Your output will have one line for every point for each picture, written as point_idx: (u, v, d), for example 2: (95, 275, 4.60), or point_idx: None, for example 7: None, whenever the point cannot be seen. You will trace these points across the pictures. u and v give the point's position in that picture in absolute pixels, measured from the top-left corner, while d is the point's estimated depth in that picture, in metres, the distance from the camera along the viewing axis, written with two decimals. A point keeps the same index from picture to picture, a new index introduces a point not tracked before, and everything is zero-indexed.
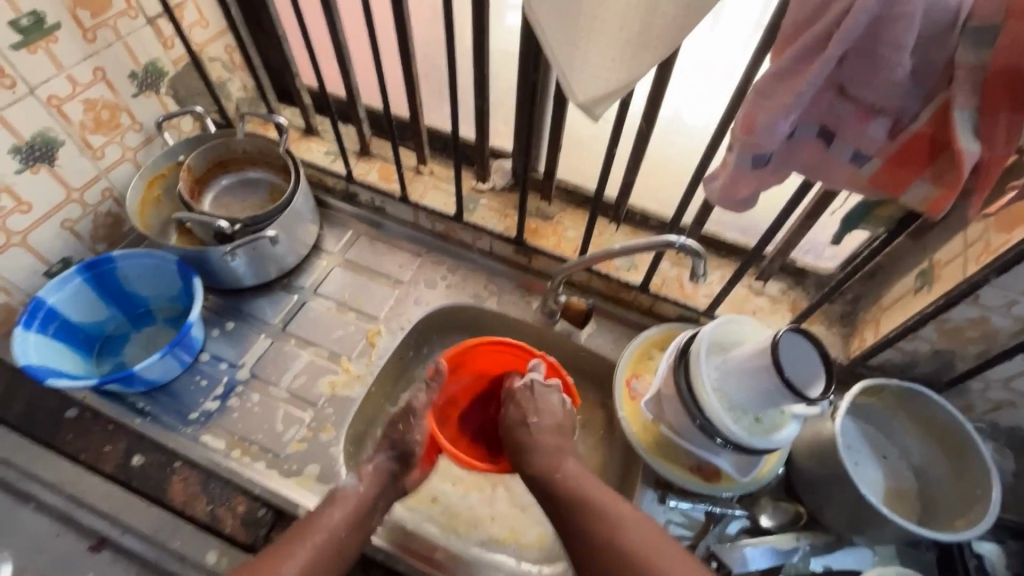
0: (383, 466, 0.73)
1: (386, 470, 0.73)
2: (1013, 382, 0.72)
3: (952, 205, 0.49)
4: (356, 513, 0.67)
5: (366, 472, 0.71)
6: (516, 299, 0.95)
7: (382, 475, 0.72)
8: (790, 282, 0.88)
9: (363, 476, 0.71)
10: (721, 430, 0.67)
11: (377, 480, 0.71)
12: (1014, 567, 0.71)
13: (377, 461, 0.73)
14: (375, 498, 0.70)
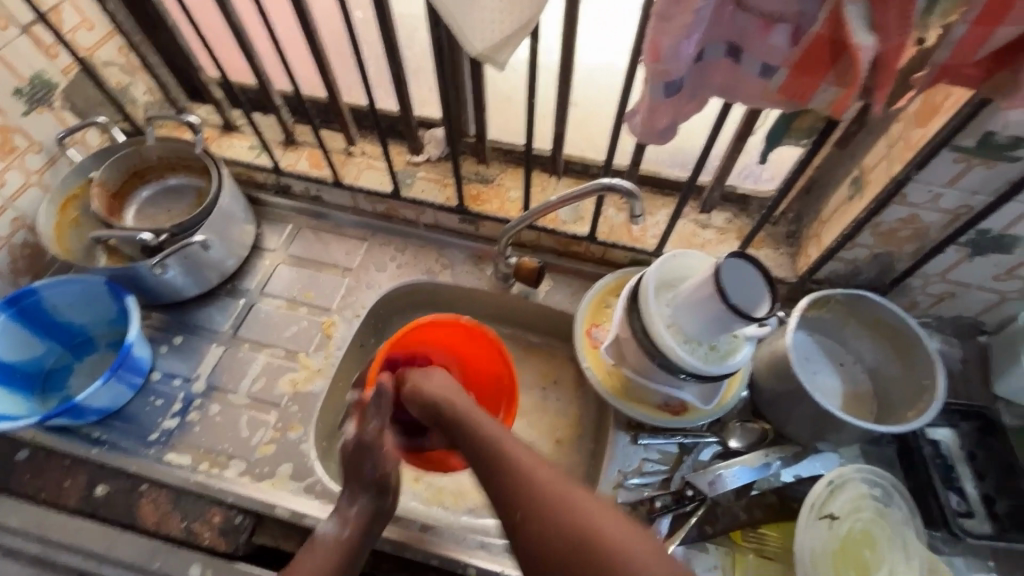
0: (367, 506, 0.68)
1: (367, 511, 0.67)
2: (949, 273, 0.74)
3: (855, 104, 0.49)
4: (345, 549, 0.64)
5: (350, 514, 0.67)
6: (470, 268, 0.94)
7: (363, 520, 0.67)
8: (734, 210, 0.89)
9: (347, 520, 0.66)
10: (679, 363, 0.68)
11: (362, 522, 0.66)
12: (968, 446, 0.76)
13: (359, 502, 0.67)
14: (360, 540, 0.66)
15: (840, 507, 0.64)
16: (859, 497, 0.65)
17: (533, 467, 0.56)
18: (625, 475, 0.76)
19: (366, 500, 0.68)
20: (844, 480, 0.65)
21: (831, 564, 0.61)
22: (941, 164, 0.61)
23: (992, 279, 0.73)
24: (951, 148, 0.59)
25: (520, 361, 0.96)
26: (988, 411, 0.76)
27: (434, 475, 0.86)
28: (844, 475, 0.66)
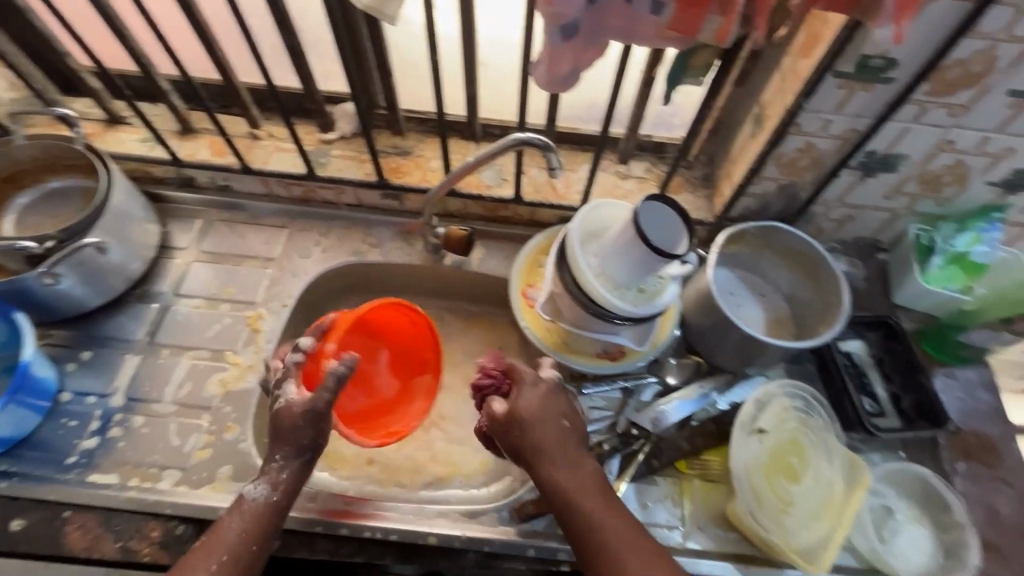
0: (299, 470, 0.65)
1: (295, 479, 0.64)
2: (847, 196, 0.80)
3: (736, 32, 0.51)
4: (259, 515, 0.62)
5: (281, 479, 0.64)
6: (399, 244, 0.92)
7: (291, 486, 0.64)
8: (652, 159, 0.91)
9: (278, 485, 0.63)
10: (610, 310, 0.71)
11: (292, 484, 0.64)
12: (877, 353, 0.83)
13: (290, 465, 0.64)
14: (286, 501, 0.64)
15: (766, 421, 0.69)
16: (782, 411, 0.70)
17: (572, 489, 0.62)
18: None
19: (297, 464, 0.64)
20: (769, 398, 0.71)
21: (763, 475, 0.66)
22: (827, 91, 0.65)
23: (883, 198, 0.80)
24: (834, 74, 0.62)
25: (463, 331, 0.96)
26: (890, 318, 0.83)
27: (387, 456, 0.85)
28: (767, 392, 0.71)
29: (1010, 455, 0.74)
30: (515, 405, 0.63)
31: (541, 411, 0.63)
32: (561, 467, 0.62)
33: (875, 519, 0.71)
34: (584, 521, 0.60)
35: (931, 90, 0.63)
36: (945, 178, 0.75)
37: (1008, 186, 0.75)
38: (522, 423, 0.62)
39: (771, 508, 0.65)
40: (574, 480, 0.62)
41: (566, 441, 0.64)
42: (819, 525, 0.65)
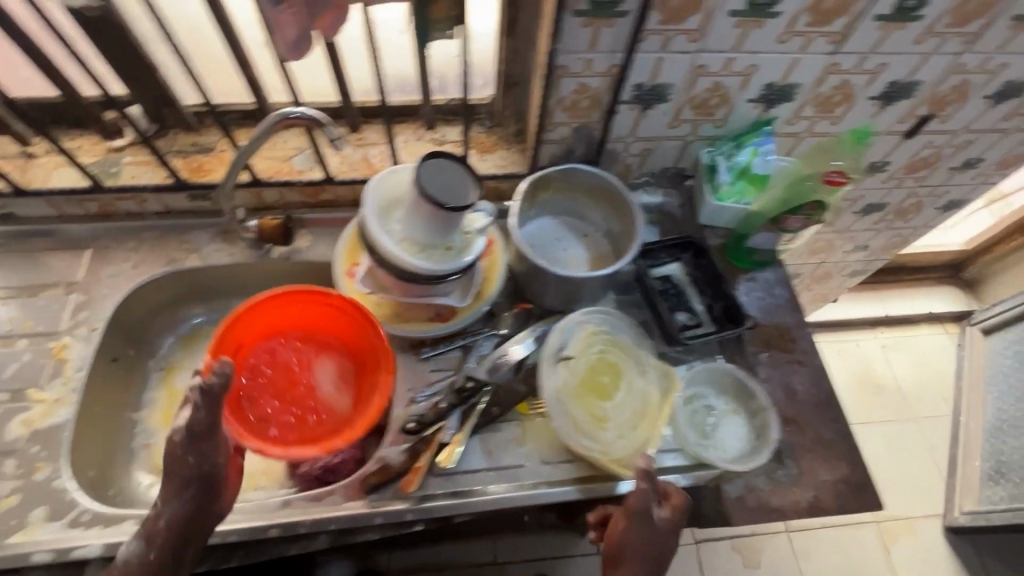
0: (178, 512, 0.58)
1: (180, 519, 0.58)
2: (637, 130, 0.86)
3: None
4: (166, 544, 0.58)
5: (159, 525, 0.58)
6: (220, 246, 0.88)
7: (179, 527, 0.58)
8: (467, 122, 0.93)
9: (156, 532, 0.58)
10: (417, 271, 0.72)
11: (175, 524, 0.58)
12: (691, 271, 0.90)
13: (171, 507, 0.58)
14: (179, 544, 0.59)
15: (574, 349, 0.74)
16: (587, 336, 0.75)
17: None
18: (413, 391, 0.79)
19: (176, 504, 0.58)
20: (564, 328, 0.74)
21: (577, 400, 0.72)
22: (575, 30, 0.68)
23: (667, 127, 0.86)
24: (573, 13, 0.66)
25: None
26: (694, 238, 0.90)
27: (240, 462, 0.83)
28: (572, 322, 0.75)
29: (804, 338, 0.84)
30: (630, 529, 0.65)
31: (654, 533, 0.65)
32: (645, 549, 0.65)
33: (695, 418, 0.78)
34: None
35: (662, 18, 0.68)
36: (711, 101, 0.82)
37: (765, 101, 0.83)
38: (623, 544, 0.65)
39: (589, 428, 0.71)
40: (655, 543, 0.66)
41: (650, 564, 0.67)
42: (635, 430, 0.72)
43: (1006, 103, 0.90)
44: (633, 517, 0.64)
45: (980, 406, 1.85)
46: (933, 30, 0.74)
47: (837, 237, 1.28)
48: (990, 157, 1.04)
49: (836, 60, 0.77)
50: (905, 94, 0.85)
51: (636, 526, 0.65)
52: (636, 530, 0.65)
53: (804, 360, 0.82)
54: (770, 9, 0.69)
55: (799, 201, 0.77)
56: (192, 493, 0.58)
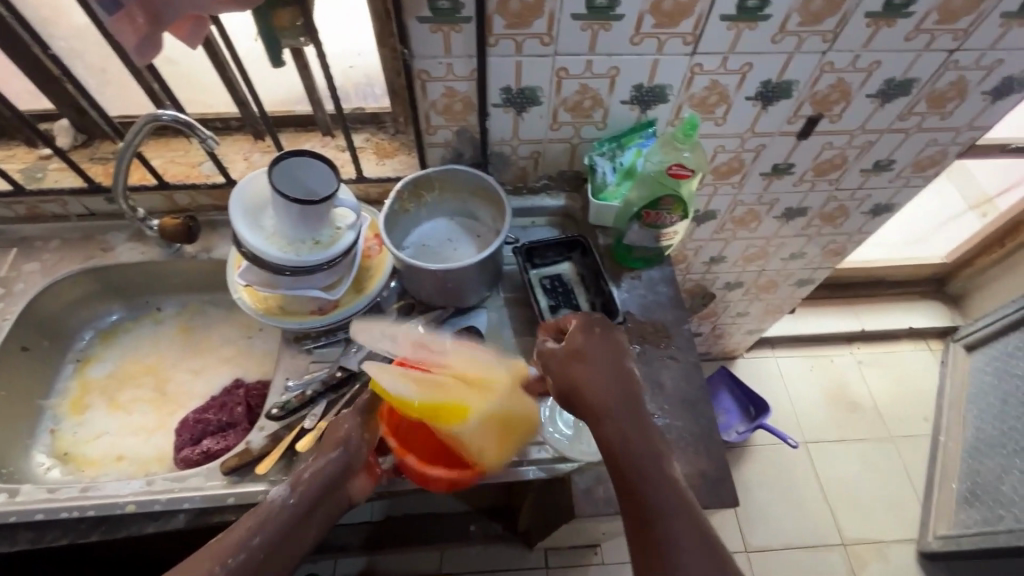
0: (321, 470, 0.67)
1: (326, 479, 0.66)
2: (519, 133, 0.89)
3: None
4: (297, 501, 0.64)
5: (303, 477, 0.66)
6: (135, 246, 0.95)
7: (318, 487, 0.65)
8: (371, 129, 0.98)
9: (300, 481, 0.65)
10: (279, 264, 0.76)
11: (313, 489, 0.65)
12: (580, 270, 0.91)
13: (322, 463, 0.67)
14: (305, 510, 0.64)
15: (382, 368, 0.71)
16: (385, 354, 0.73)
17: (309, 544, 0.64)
18: (288, 382, 0.82)
19: (335, 461, 0.68)
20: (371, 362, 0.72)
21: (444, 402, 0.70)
22: (425, 37, 0.73)
23: (549, 130, 0.89)
24: (418, 20, 0.70)
25: (223, 320, 1.00)
26: (582, 238, 0.90)
27: (136, 449, 0.88)
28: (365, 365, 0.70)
29: (680, 335, 0.84)
30: (578, 345, 0.69)
31: (604, 337, 0.70)
32: (600, 365, 0.67)
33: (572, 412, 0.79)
34: (645, 445, 0.62)
35: (507, 23, 0.72)
36: (584, 103, 0.85)
37: (639, 102, 0.85)
38: (580, 357, 0.68)
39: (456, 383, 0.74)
40: (610, 358, 0.68)
41: (626, 373, 0.67)
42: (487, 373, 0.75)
43: (896, 101, 0.90)
44: (546, 361, 0.70)
45: (961, 425, 1.76)
46: (787, 29, 0.76)
47: (770, 243, 1.27)
48: (901, 157, 1.03)
49: (697, 60, 0.79)
50: (783, 94, 0.86)
51: (573, 352, 0.69)
52: (580, 349, 0.69)
53: (677, 358, 0.82)
54: (611, 12, 0.71)
55: (660, 195, 0.80)
56: (336, 459, 0.68)
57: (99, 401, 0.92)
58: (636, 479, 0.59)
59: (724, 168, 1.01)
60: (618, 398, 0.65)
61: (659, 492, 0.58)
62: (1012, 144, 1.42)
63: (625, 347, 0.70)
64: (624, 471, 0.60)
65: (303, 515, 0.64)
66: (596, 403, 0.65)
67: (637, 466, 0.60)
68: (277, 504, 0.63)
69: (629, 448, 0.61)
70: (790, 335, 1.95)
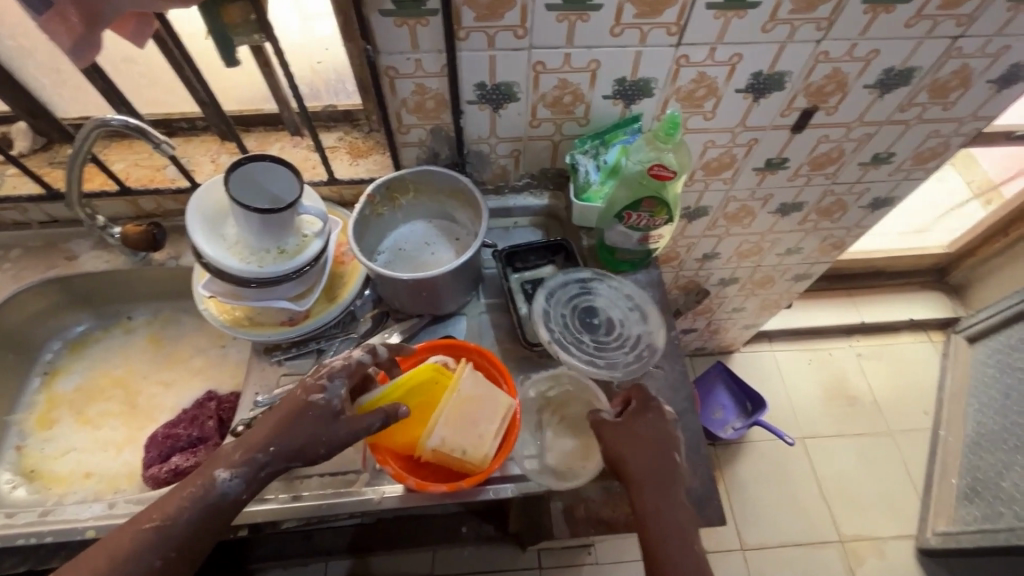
0: (230, 487, 0.59)
1: (236, 492, 0.59)
2: (498, 131, 0.84)
3: None
4: (201, 535, 0.58)
5: (214, 486, 0.58)
6: (100, 254, 0.91)
7: (228, 497, 0.59)
8: (345, 128, 0.94)
9: (208, 489, 0.58)
10: (242, 276, 0.72)
11: (214, 502, 0.58)
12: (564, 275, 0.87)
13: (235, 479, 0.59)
14: (200, 521, 0.58)
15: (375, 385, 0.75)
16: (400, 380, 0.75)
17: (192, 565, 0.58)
18: (257, 396, 0.79)
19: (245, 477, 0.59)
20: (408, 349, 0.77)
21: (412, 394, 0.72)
22: (390, 31, 0.68)
23: (528, 127, 0.84)
24: (382, 13, 0.66)
25: (195, 328, 0.97)
26: (566, 241, 0.86)
27: (105, 466, 0.85)
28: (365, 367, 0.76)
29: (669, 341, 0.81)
30: (630, 424, 0.68)
31: (644, 414, 0.69)
32: (641, 447, 0.66)
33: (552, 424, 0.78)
34: (676, 530, 0.62)
35: (477, 15, 0.67)
36: (564, 99, 0.80)
37: (622, 97, 0.80)
38: (628, 437, 0.67)
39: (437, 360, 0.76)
40: (654, 438, 0.67)
41: (669, 460, 0.66)
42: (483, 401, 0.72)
43: (896, 91, 0.85)
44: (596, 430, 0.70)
45: (962, 419, 1.72)
46: (778, 17, 0.71)
47: (764, 238, 1.22)
48: (901, 150, 0.98)
49: (683, 52, 0.74)
50: (775, 86, 0.81)
51: (624, 429, 0.68)
52: (629, 427, 0.68)
53: (655, 345, 0.80)
54: (589, 2, 0.66)
55: (642, 197, 0.76)
56: (247, 477, 0.59)
57: (67, 416, 0.89)
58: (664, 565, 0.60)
59: (714, 164, 0.97)
60: (649, 487, 0.64)
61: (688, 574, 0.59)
62: (1019, 130, 1.36)
63: (676, 426, 0.69)
64: (658, 562, 0.61)
65: (196, 527, 0.58)
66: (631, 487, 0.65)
67: (673, 558, 0.60)
68: (170, 552, 0.56)
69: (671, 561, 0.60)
70: (788, 329, 1.91)
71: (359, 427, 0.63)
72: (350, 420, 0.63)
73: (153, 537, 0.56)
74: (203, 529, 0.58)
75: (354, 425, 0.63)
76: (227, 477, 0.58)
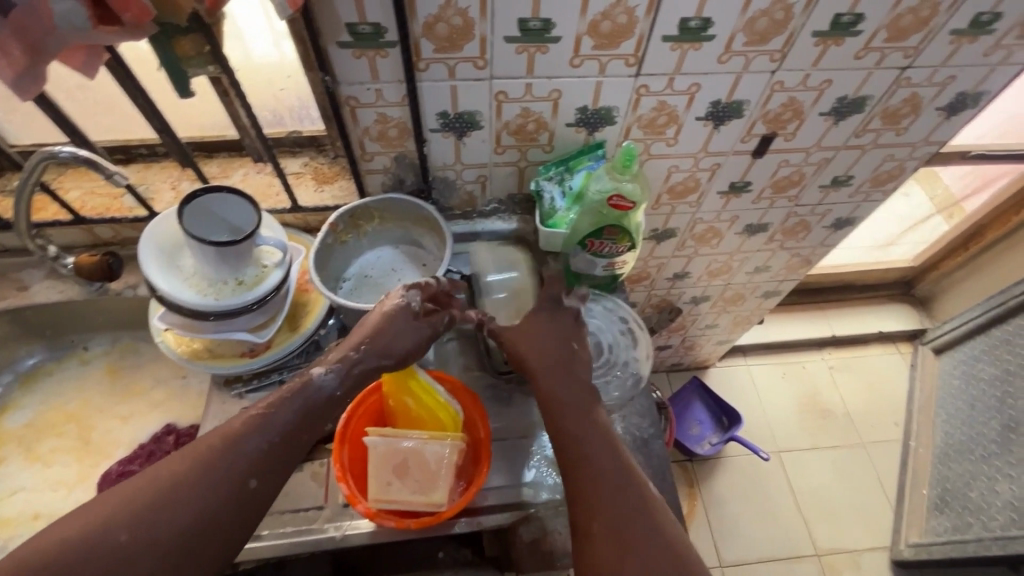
0: (285, 416, 0.62)
1: (319, 395, 0.65)
2: (463, 158, 0.84)
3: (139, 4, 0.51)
4: (257, 467, 0.59)
5: (310, 376, 0.65)
6: (53, 284, 0.88)
7: (316, 394, 0.64)
8: (310, 154, 0.93)
9: (304, 377, 0.65)
10: (198, 309, 0.70)
11: (272, 423, 0.61)
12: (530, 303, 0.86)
13: (329, 370, 0.66)
14: (258, 448, 0.59)
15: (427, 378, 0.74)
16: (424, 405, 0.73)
17: (236, 511, 0.57)
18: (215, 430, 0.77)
19: (348, 366, 0.67)
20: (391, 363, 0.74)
21: (434, 407, 0.73)
22: (349, 63, 0.68)
23: (493, 154, 0.84)
24: (340, 45, 0.66)
25: (154, 358, 0.94)
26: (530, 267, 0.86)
27: (53, 507, 0.81)
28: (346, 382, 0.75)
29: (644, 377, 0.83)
30: (542, 350, 0.73)
31: (572, 373, 0.71)
32: (574, 371, 0.71)
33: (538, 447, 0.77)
34: (598, 442, 0.65)
35: (436, 47, 0.67)
36: (528, 127, 0.80)
37: (585, 124, 0.81)
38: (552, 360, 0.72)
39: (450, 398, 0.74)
40: (571, 366, 0.72)
41: (590, 388, 0.71)
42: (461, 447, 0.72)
43: (850, 118, 0.87)
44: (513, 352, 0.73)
45: (931, 429, 1.76)
46: (733, 49, 0.72)
47: (732, 258, 1.24)
48: (859, 173, 1.01)
49: (642, 82, 0.75)
50: (733, 114, 0.83)
51: (560, 381, 0.70)
52: (565, 383, 0.70)
53: (642, 375, 0.81)
54: (547, 34, 0.67)
55: (604, 226, 0.77)
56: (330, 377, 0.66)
57: (15, 454, 0.85)
58: (590, 478, 0.62)
59: (679, 188, 0.98)
60: (568, 407, 0.68)
61: (636, 510, 0.60)
62: (973, 151, 1.41)
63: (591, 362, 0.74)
64: (575, 467, 0.64)
65: (251, 454, 0.59)
66: (557, 402, 0.69)
67: (585, 462, 0.63)
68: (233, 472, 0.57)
69: (594, 471, 0.63)
70: (761, 342, 1.93)
71: (433, 326, 0.73)
72: (429, 321, 0.73)
73: (221, 447, 0.58)
74: (259, 459, 0.59)
75: (422, 328, 0.72)
76: (321, 375, 0.65)
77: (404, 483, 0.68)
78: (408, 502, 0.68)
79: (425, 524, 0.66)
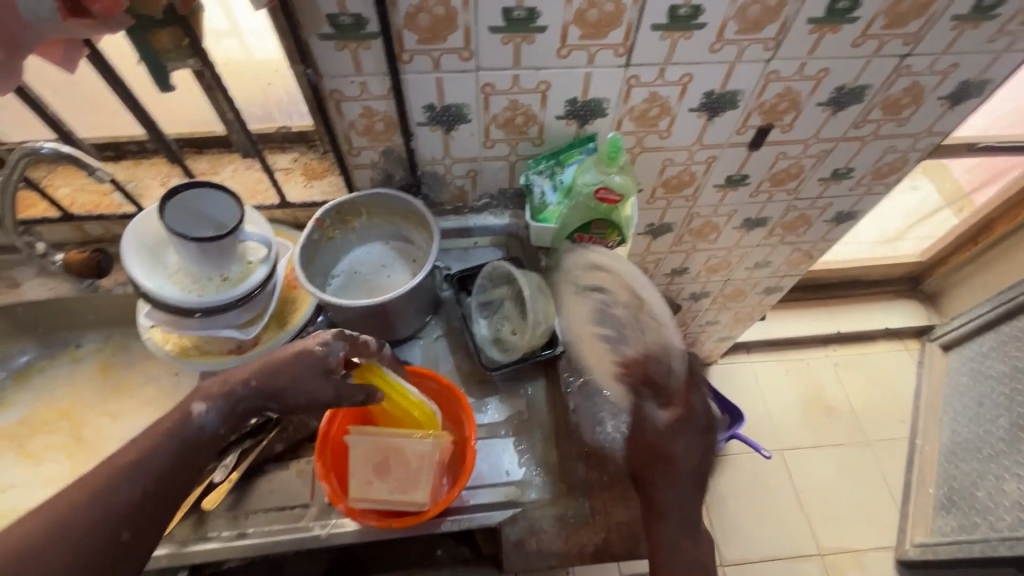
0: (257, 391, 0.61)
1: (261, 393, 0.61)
2: (452, 153, 0.83)
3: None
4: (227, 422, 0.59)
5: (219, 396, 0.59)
6: (44, 281, 0.88)
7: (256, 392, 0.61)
8: (299, 150, 0.92)
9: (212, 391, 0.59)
10: (182, 305, 0.70)
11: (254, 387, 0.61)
12: None
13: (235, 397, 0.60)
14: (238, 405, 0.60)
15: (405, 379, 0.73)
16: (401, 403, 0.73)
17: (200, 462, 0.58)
18: None
19: (246, 396, 0.60)
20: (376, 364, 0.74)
21: (408, 406, 0.71)
22: (331, 55, 0.67)
23: (482, 147, 0.83)
24: (321, 37, 0.65)
25: (145, 355, 0.94)
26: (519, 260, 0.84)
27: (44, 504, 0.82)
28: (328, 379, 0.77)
29: None
30: (674, 438, 0.70)
31: (685, 421, 0.71)
32: (683, 451, 0.70)
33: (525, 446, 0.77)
34: (682, 532, 0.68)
35: (419, 38, 0.66)
36: (517, 119, 0.79)
37: (575, 116, 0.80)
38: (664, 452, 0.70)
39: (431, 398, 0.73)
40: (693, 448, 0.70)
41: (702, 471, 0.70)
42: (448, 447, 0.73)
43: (849, 109, 0.85)
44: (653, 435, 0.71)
45: (938, 427, 1.72)
46: (725, 37, 0.71)
47: (732, 253, 1.22)
48: (860, 165, 0.98)
49: (632, 72, 0.74)
50: (727, 105, 0.81)
51: (656, 432, 0.71)
52: (666, 439, 0.70)
53: None
54: (532, 24, 0.66)
55: (593, 220, 0.77)
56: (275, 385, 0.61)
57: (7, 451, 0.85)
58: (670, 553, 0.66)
59: (674, 181, 0.96)
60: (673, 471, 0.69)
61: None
62: (980, 143, 1.37)
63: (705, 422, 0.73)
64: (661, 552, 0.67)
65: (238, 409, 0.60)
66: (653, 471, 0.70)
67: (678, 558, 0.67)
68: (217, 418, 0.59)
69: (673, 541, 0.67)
70: (764, 339, 1.91)
71: (348, 391, 0.64)
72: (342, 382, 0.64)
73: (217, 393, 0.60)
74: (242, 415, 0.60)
75: (312, 394, 0.62)
76: (204, 408, 0.58)
77: (388, 480, 0.69)
78: (391, 500, 0.68)
79: (407, 523, 0.67)
